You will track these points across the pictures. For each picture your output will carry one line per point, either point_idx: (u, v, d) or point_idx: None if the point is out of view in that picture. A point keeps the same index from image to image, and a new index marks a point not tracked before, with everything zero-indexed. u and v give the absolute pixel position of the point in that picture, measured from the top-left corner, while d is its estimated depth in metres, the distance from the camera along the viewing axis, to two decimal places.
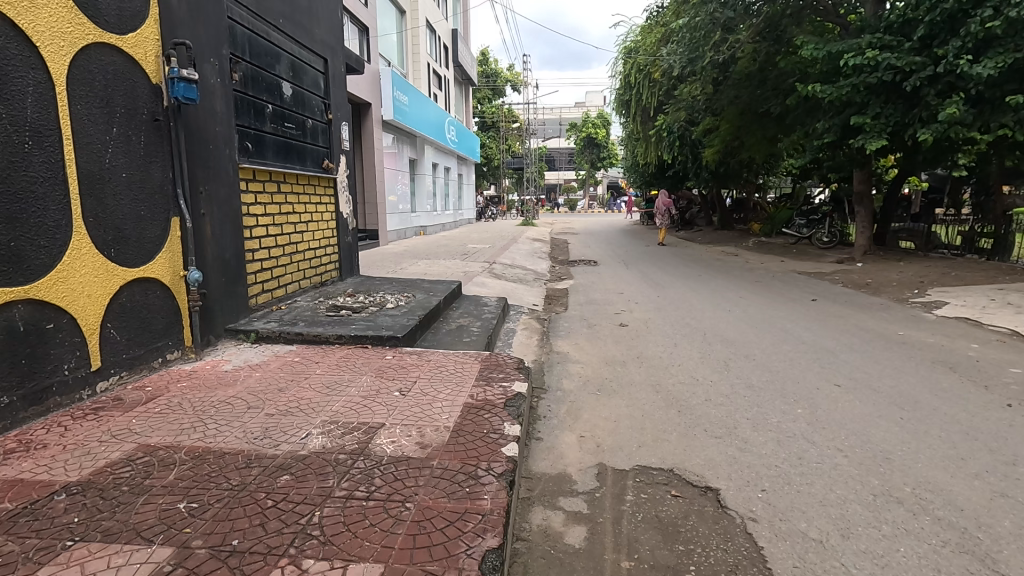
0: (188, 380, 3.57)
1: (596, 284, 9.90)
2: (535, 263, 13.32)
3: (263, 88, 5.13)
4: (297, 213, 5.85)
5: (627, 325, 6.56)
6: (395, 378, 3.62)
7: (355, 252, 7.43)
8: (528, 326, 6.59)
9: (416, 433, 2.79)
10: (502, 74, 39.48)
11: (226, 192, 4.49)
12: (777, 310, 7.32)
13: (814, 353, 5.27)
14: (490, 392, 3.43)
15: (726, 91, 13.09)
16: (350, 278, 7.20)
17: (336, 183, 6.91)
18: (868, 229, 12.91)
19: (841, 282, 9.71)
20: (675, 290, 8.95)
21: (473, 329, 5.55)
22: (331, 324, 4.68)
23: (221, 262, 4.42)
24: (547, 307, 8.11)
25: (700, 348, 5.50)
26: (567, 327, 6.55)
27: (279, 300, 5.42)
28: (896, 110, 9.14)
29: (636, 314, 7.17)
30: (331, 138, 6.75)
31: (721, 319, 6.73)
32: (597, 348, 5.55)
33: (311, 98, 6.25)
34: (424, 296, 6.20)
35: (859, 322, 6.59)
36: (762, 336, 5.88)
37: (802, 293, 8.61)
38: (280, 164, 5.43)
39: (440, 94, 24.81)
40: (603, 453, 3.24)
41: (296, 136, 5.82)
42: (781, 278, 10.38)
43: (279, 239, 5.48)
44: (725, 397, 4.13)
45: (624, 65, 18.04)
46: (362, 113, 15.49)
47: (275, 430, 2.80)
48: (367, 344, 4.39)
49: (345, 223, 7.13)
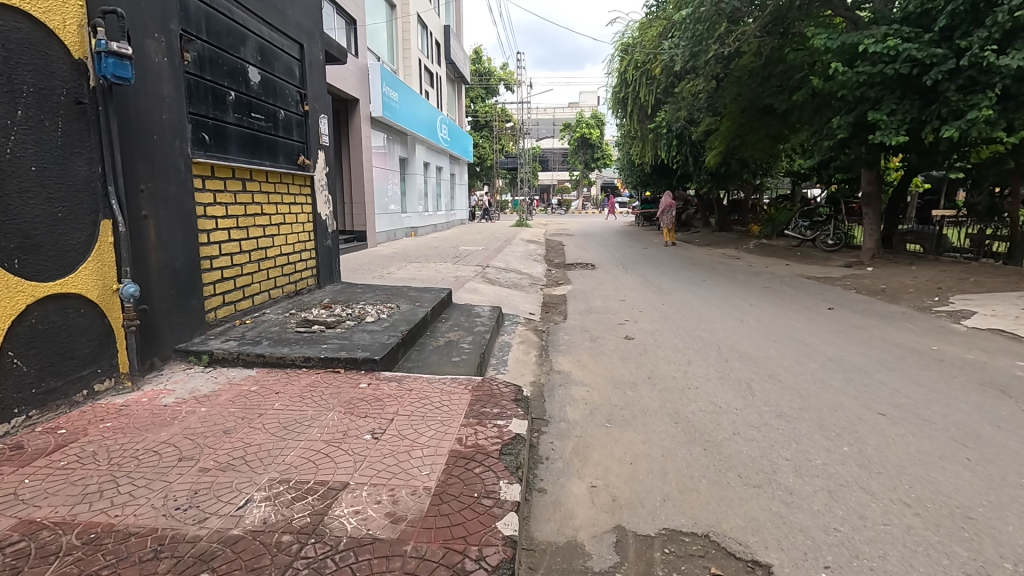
0: (115, 417, 2.95)
1: (595, 290, 9.32)
2: (530, 266, 12.72)
3: (224, 72, 4.51)
4: (266, 214, 5.21)
5: (633, 338, 5.98)
6: (367, 416, 3.01)
7: (335, 256, 6.80)
8: (525, 339, 5.98)
9: (387, 498, 2.19)
10: (496, 72, 38.83)
11: (175, 190, 3.86)
12: (792, 320, 6.77)
13: (845, 371, 4.71)
14: (483, 433, 2.83)
15: (730, 88, 12.55)
16: (330, 286, 6.58)
17: (314, 181, 6.28)
18: (876, 231, 12.42)
19: (854, 288, 9.18)
20: (680, 297, 8.37)
21: (463, 345, 4.95)
22: (299, 344, 4.05)
23: (169, 272, 3.79)
24: (545, 315, 7.52)
25: (716, 366, 4.92)
26: (567, 340, 5.95)
27: (244, 313, 4.79)
28: (912, 106, 8.74)
29: (642, 325, 6.58)
30: (308, 132, 6.11)
31: (735, 331, 6.16)
32: (602, 366, 4.96)
33: (284, 87, 5.61)
34: (410, 307, 5.60)
35: (885, 334, 6.05)
36: (783, 351, 5.33)
37: (815, 300, 8.07)
38: (245, 160, 4.80)
39: (433, 91, 24.23)
40: (621, 511, 2.65)
41: (265, 128, 5.18)
42: (790, 283, 9.85)
43: (245, 243, 4.85)
44: (755, 430, 3.55)
45: (621, 63, 17.50)
46: (350, 109, 14.83)
47: (205, 495, 2.18)
48: (339, 369, 3.78)
49: (324, 225, 6.50)
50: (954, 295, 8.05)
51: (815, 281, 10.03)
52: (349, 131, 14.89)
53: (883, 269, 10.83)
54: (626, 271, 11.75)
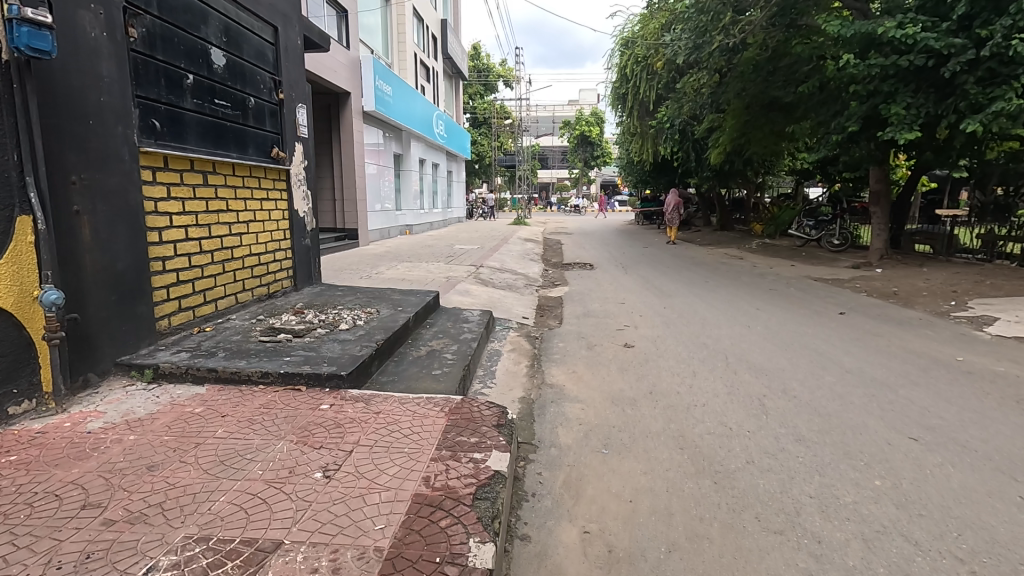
0: (24, 447, 2.51)
1: (593, 292, 8.89)
2: (526, 266, 12.27)
3: (181, 52, 4.05)
4: (231, 210, 4.77)
5: (633, 346, 5.54)
6: (322, 446, 2.58)
7: (313, 256, 6.35)
8: (516, 346, 5.55)
9: (326, 564, 1.77)
10: (494, 69, 38.47)
11: (117, 182, 3.42)
12: (803, 326, 6.34)
13: (866, 386, 4.28)
14: (456, 471, 2.39)
15: (734, 82, 12.13)
16: (307, 288, 6.14)
17: (289, 176, 5.83)
18: (885, 231, 11.99)
19: (865, 291, 8.75)
20: (683, 300, 7.93)
21: (447, 355, 4.51)
22: (258, 357, 3.61)
23: (109, 275, 3.35)
24: (539, 319, 7.09)
25: (724, 379, 4.49)
26: (561, 348, 5.51)
27: (204, 320, 4.35)
28: (927, 99, 8.42)
29: (642, 331, 6.14)
30: (283, 122, 5.66)
31: (743, 339, 5.73)
32: (599, 379, 4.52)
33: (256, 72, 5.16)
34: (390, 312, 5.16)
35: (903, 342, 5.63)
36: (795, 362, 4.91)
37: (825, 304, 7.66)
38: (206, 152, 4.35)
39: (430, 86, 23.79)
40: (618, 567, 2.22)
41: (231, 117, 4.73)
42: (798, 285, 9.42)
43: (206, 243, 4.40)
44: (772, 458, 3.12)
45: (621, 57, 17.08)
46: (341, 103, 14.37)
47: (97, 560, 1.76)
48: (301, 387, 3.34)
49: (301, 223, 6.05)
50: (972, 299, 7.62)
51: (822, 283, 9.61)
52: (341, 125, 14.45)
53: (893, 271, 10.41)
54: (626, 272, 11.31)
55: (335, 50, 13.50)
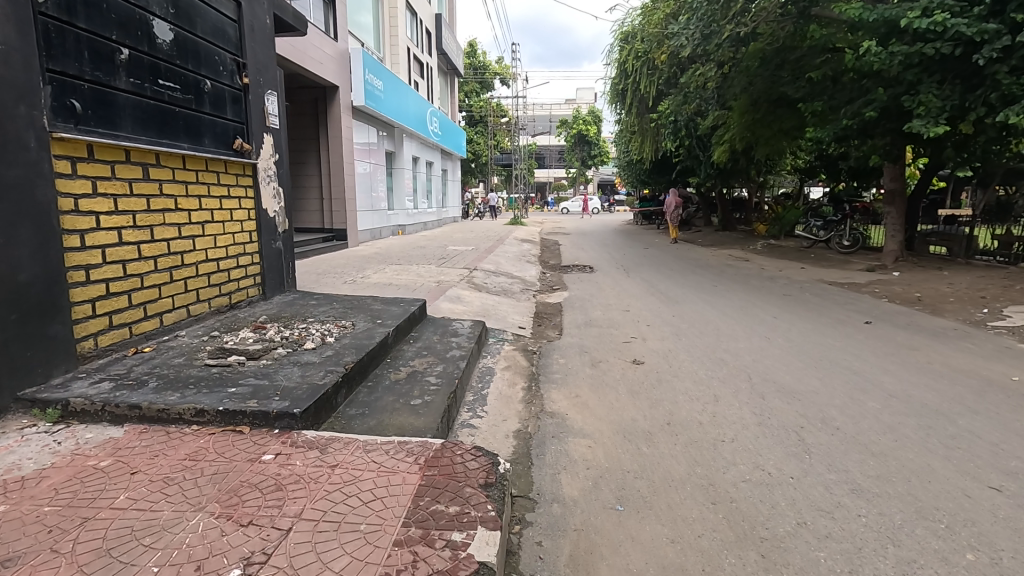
0: None
1: (595, 297, 8.28)
2: (523, 269, 11.65)
3: (111, 21, 3.41)
4: (181, 209, 4.12)
5: (644, 363, 4.92)
6: (250, 523, 1.94)
7: (284, 261, 5.69)
8: (511, 363, 4.94)
9: None
10: (491, 66, 37.70)
11: (18, 174, 2.81)
12: (828, 339, 5.73)
13: (919, 415, 3.67)
14: (426, 566, 1.76)
15: (742, 75, 11.56)
16: (277, 296, 5.49)
17: (256, 171, 5.18)
18: (899, 232, 11.41)
19: (887, 297, 8.16)
20: (692, 308, 7.30)
21: (431, 378, 3.87)
22: (197, 388, 2.97)
23: (7, 289, 2.73)
24: (537, 329, 6.45)
25: (751, 406, 3.88)
26: (561, 365, 4.88)
27: (145, 338, 3.71)
28: (955, 90, 8.09)
29: (651, 344, 5.53)
30: (248, 110, 5.01)
31: (764, 354, 5.13)
32: (606, 405, 3.90)
33: (213, 51, 4.51)
34: (366, 326, 4.52)
35: (944, 357, 5.04)
36: (829, 383, 4.31)
37: (846, 312, 7.05)
38: (146, 141, 3.70)
39: (423, 82, 23.14)
40: None
41: (180, 101, 4.09)
42: (812, 290, 8.83)
43: (147, 247, 3.75)
44: (828, 519, 2.52)
45: (620, 52, 16.50)
46: (329, 97, 13.72)
47: None
48: (244, 427, 2.71)
49: (269, 223, 5.40)
50: (1006, 306, 7.05)
51: (838, 288, 9.01)
52: (328, 120, 13.79)
53: (911, 274, 9.84)
54: (629, 275, 10.67)
55: (322, 42, 12.86)
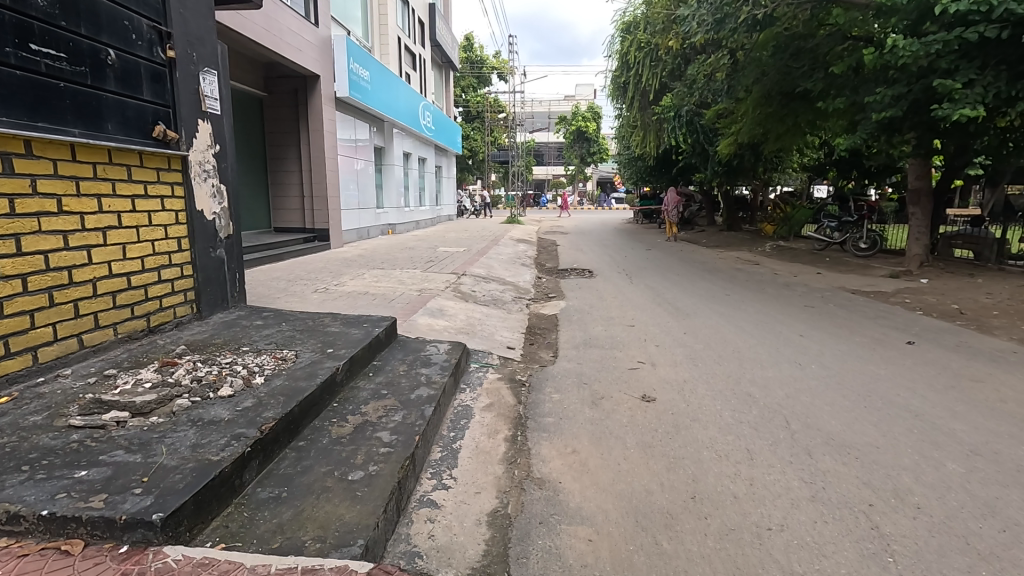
0: None
1: (595, 309, 7.40)
2: (517, 273, 10.77)
3: None
4: (69, 211, 3.24)
5: (655, 401, 4.03)
6: None
7: (226, 273, 4.79)
8: (495, 399, 4.06)
9: None
10: (488, 60, 36.75)
11: None
12: (870, 366, 4.85)
13: (1020, 486, 2.81)
14: None
15: (754, 66, 10.63)
16: (218, 315, 4.61)
17: (186, 164, 4.29)
18: (925, 234, 10.51)
19: (921, 309, 7.29)
20: (706, 323, 6.42)
21: (384, 434, 2.96)
22: (28, 475, 2.07)
23: None
24: (529, 350, 5.57)
25: (799, 470, 3.01)
26: (555, 402, 3.99)
27: (5, 383, 2.85)
28: (996, 77, 7.25)
29: (663, 374, 4.65)
30: (173, 90, 4.12)
31: (800, 390, 4.25)
32: (613, 469, 3.02)
33: (121, 14, 3.62)
34: (313, 357, 3.62)
35: (1016, 393, 4.17)
36: (890, 433, 3.45)
37: (882, 330, 6.17)
38: (9, 125, 2.84)
39: (416, 75, 22.21)
40: None
41: (67, 73, 3.21)
42: (837, 300, 7.96)
43: (9, 264, 2.87)
44: None
45: (620, 44, 15.71)
46: (309, 87, 12.79)
47: None
48: (77, 543, 1.84)
49: (206, 228, 4.51)
50: None
51: (864, 297, 8.15)
52: (309, 113, 12.86)
53: (940, 281, 8.99)
54: (631, 281, 9.80)
55: (301, 27, 11.90)
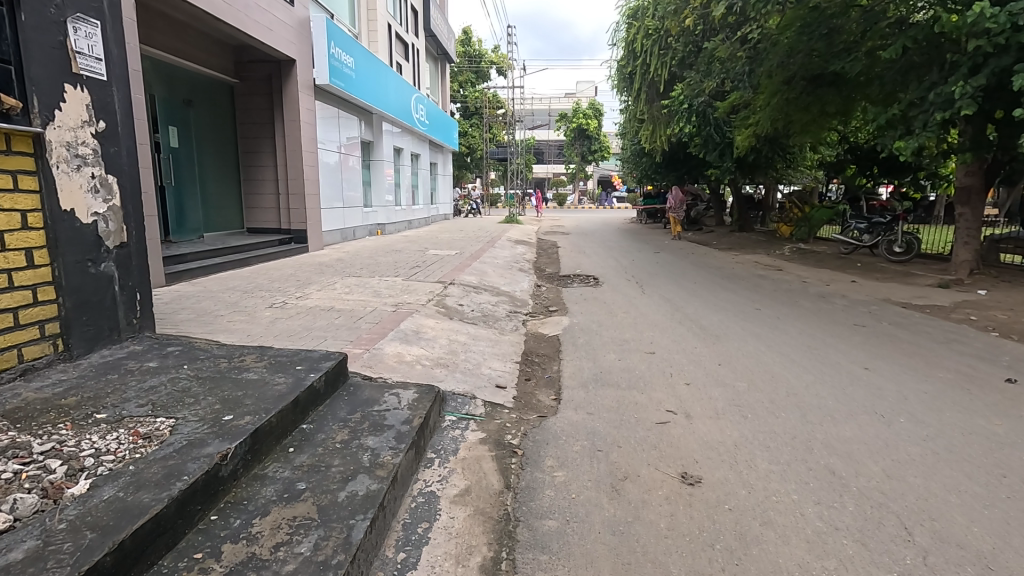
0: None
1: (605, 328, 6.17)
2: (513, 281, 9.56)
3: None
4: None
5: (700, 485, 2.82)
6: None
7: (114, 296, 3.51)
8: (475, 482, 2.81)
9: None
10: (487, 55, 35.58)
11: None
12: (978, 419, 3.64)
13: None
14: None
15: (778, 51, 9.40)
16: (97, 355, 3.34)
17: (42, 146, 3.06)
18: (975, 238, 9.27)
19: (995, 330, 6.07)
20: (743, 350, 5.19)
21: None
22: None
23: None
24: (523, 390, 4.35)
25: None
26: (558, 489, 2.77)
27: None
28: None
29: (705, 434, 3.40)
30: (15, 38, 2.91)
31: (903, 464, 3.01)
32: None
33: None
34: (192, 434, 2.37)
35: None
36: None
37: (963, 360, 4.94)
38: None
39: (409, 66, 20.97)
40: None
41: None
42: (889, 317, 6.75)
43: None
44: None
45: (626, 31, 14.50)
46: (284, 72, 11.53)
47: None
48: None
49: (76, 235, 3.25)
50: None
51: (921, 313, 6.92)
52: (284, 100, 11.58)
53: (1002, 293, 7.76)
54: (643, 291, 8.56)
55: (272, 4, 10.62)
